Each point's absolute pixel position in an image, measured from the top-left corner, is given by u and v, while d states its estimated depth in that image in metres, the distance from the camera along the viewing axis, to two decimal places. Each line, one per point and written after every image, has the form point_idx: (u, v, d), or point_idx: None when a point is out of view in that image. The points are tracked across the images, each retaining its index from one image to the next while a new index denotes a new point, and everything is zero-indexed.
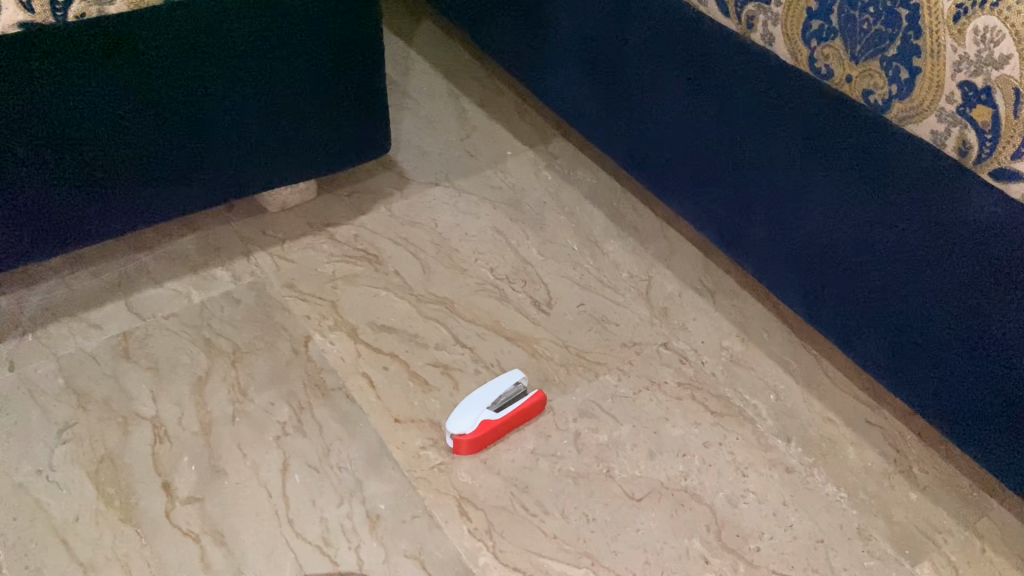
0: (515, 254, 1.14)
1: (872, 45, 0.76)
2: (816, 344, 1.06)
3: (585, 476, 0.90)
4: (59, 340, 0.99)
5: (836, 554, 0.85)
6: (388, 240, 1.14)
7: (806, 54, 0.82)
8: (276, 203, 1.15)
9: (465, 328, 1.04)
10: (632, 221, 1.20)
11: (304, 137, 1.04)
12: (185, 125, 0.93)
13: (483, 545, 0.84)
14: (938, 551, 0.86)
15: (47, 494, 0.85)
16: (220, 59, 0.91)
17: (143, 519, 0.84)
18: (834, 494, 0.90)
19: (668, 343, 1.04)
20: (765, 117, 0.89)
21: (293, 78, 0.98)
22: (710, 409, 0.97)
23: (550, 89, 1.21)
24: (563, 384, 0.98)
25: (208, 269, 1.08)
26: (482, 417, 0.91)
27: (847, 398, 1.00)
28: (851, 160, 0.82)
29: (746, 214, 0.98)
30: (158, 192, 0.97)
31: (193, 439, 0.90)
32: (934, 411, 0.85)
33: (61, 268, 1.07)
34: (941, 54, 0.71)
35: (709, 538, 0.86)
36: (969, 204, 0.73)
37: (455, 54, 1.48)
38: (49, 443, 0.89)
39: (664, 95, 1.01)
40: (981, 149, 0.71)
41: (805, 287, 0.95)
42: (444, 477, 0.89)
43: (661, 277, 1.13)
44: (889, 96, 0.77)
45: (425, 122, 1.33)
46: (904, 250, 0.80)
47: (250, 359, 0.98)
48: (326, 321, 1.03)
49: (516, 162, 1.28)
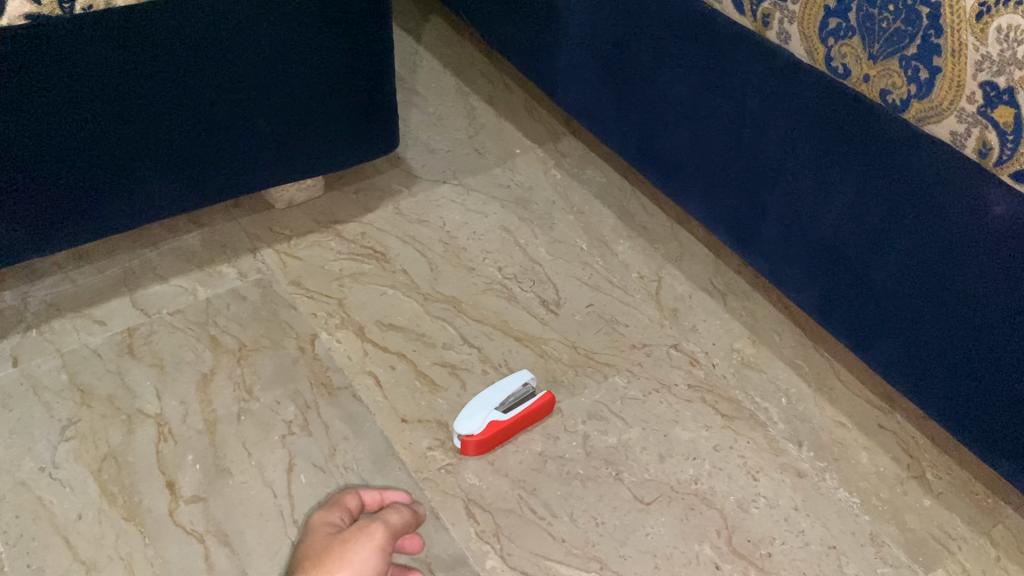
0: (524, 253, 1.13)
1: (891, 43, 0.74)
2: (828, 347, 1.05)
3: (593, 479, 0.88)
4: (63, 335, 0.98)
5: (849, 560, 0.84)
6: (395, 238, 1.13)
7: (823, 52, 0.81)
8: (283, 200, 1.14)
9: (473, 328, 1.03)
10: (641, 221, 1.19)
11: (307, 131, 1.02)
12: (189, 120, 0.92)
13: (490, 548, 0.82)
14: (951, 559, 0.85)
15: (50, 493, 0.84)
16: (227, 54, 0.90)
17: (147, 519, 0.83)
18: (847, 500, 0.89)
19: (678, 345, 1.03)
20: (778, 116, 0.88)
21: (297, 73, 0.96)
22: (721, 412, 0.96)
23: (560, 88, 1.20)
24: (571, 385, 0.97)
25: (214, 266, 1.07)
26: (490, 418, 0.89)
27: (860, 402, 0.99)
28: (865, 160, 0.81)
29: (759, 213, 0.96)
30: (163, 188, 0.96)
31: (197, 438, 0.89)
32: (949, 415, 0.84)
33: (65, 263, 1.06)
34: (963, 53, 0.70)
35: (720, 543, 0.84)
36: (988, 206, 0.71)
37: (464, 51, 1.47)
38: (52, 441, 0.88)
39: (677, 94, 0.99)
40: (1002, 150, 0.70)
41: (819, 288, 0.93)
42: (451, 479, 0.88)
43: (671, 278, 1.11)
44: (907, 96, 0.75)
45: (433, 119, 1.32)
46: (921, 254, 0.79)
47: (255, 357, 0.97)
48: (332, 319, 1.02)
49: (525, 161, 1.27)
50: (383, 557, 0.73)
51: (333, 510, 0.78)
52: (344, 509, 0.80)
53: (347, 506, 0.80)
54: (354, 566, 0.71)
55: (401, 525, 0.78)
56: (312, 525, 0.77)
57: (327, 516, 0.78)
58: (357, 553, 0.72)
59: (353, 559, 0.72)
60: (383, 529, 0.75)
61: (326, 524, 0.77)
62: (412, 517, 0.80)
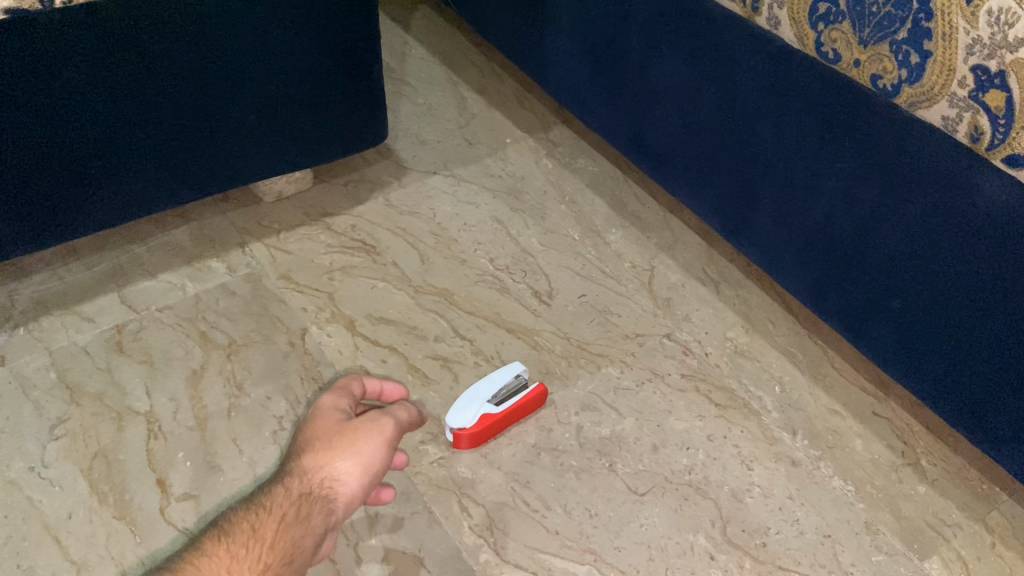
0: (516, 244, 1.12)
1: (881, 28, 0.73)
2: (822, 335, 1.04)
3: (587, 471, 0.88)
4: (52, 333, 0.97)
5: (844, 549, 0.83)
6: (386, 231, 1.12)
7: (813, 37, 0.80)
8: (272, 192, 1.13)
9: (465, 320, 1.02)
10: (634, 210, 1.18)
11: (295, 123, 1.01)
12: (177, 114, 0.91)
13: (484, 541, 0.82)
14: (947, 546, 0.84)
15: (39, 492, 0.84)
16: (213, 47, 0.89)
17: (138, 517, 0.82)
18: (841, 489, 0.88)
19: (671, 334, 1.02)
20: (770, 103, 0.87)
21: (284, 66, 0.95)
22: (714, 402, 0.95)
23: (550, 76, 1.19)
24: (565, 376, 0.97)
25: (203, 260, 1.06)
26: (483, 410, 0.89)
27: (854, 389, 0.98)
28: (858, 148, 0.80)
29: (752, 201, 0.95)
30: (152, 183, 0.96)
31: (188, 435, 0.89)
32: (943, 401, 0.84)
33: (53, 260, 1.05)
34: (953, 37, 0.69)
35: (715, 534, 0.84)
36: (982, 192, 0.71)
37: (454, 40, 1.46)
38: (41, 440, 0.88)
39: (667, 81, 0.98)
40: (994, 135, 0.69)
41: (812, 276, 0.93)
42: (444, 472, 0.87)
43: (664, 267, 1.11)
44: (899, 81, 0.74)
45: (424, 109, 1.31)
46: (914, 241, 0.78)
47: (246, 352, 0.96)
48: (323, 312, 1.01)
49: (516, 150, 1.26)
50: (390, 450, 0.74)
51: (342, 398, 0.79)
52: (350, 396, 0.80)
53: (352, 393, 0.80)
54: (363, 455, 0.72)
55: (408, 423, 0.79)
56: (320, 407, 0.77)
57: (336, 402, 0.78)
58: (368, 443, 0.73)
59: (363, 450, 0.72)
60: (393, 424, 0.76)
61: (334, 409, 0.77)
62: (418, 415, 0.81)
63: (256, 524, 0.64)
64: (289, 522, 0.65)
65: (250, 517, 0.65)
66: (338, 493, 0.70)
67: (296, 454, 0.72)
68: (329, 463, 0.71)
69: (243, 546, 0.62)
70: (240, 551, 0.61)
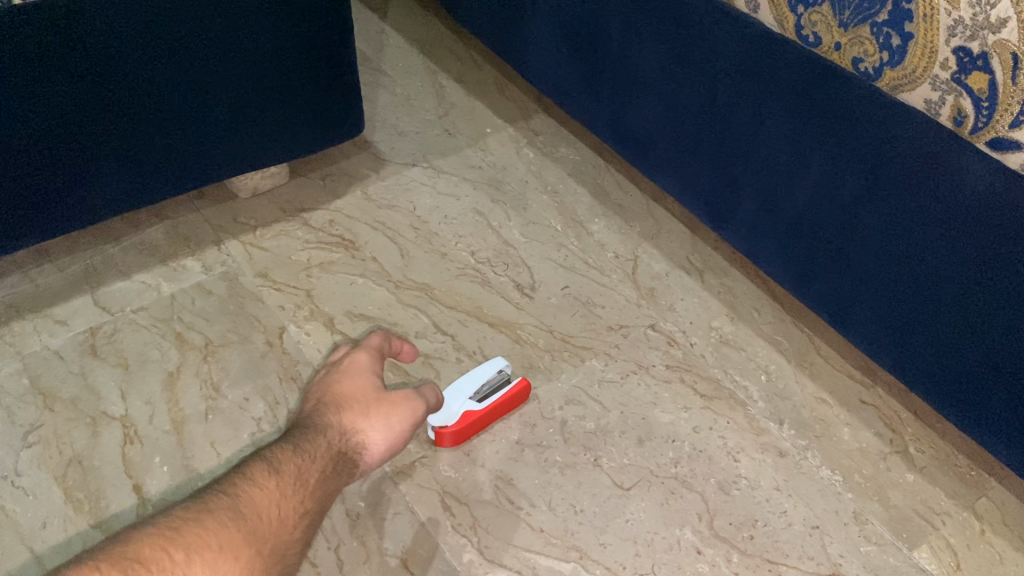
0: (497, 236, 1.10)
1: (862, 9, 0.71)
2: (808, 322, 1.03)
3: (572, 466, 0.87)
4: (23, 338, 0.95)
5: (832, 540, 0.83)
6: (364, 225, 1.09)
7: (793, 20, 0.78)
8: (247, 188, 1.10)
9: (446, 315, 1.00)
10: (617, 199, 1.17)
11: (268, 117, 0.99)
12: (147, 111, 0.89)
13: (468, 541, 0.81)
14: (936, 534, 0.84)
15: (13, 502, 0.82)
16: (183, 42, 0.86)
17: (114, 524, 0.81)
18: (829, 478, 0.87)
19: (656, 325, 1.01)
20: (750, 91, 0.85)
21: (255, 59, 0.93)
22: (700, 393, 0.94)
23: (529, 64, 1.17)
24: (548, 371, 0.95)
25: (178, 259, 1.04)
26: (465, 408, 0.87)
27: (841, 377, 0.97)
28: (839, 135, 0.78)
29: (736, 188, 0.93)
30: (123, 182, 0.93)
31: (165, 439, 0.87)
32: (931, 388, 0.82)
33: (25, 261, 1.03)
34: (934, 18, 0.67)
35: (701, 528, 0.83)
36: (965, 177, 0.69)
37: (431, 28, 1.43)
38: (14, 448, 0.86)
39: (647, 66, 0.96)
40: (977, 117, 0.67)
41: (798, 263, 0.91)
42: (425, 472, 0.86)
43: (648, 256, 1.09)
44: (880, 64, 0.73)
45: (402, 99, 1.28)
46: (898, 230, 0.77)
47: (222, 353, 0.94)
48: (301, 311, 0.99)
49: (496, 140, 1.23)
50: (415, 430, 0.80)
51: (376, 361, 0.83)
52: (380, 358, 0.84)
53: (381, 355, 0.85)
54: (393, 431, 0.77)
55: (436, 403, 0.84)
56: (356, 367, 0.81)
57: (370, 362, 0.82)
58: (401, 421, 0.78)
59: (396, 427, 0.77)
60: (423, 405, 0.81)
61: (368, 370, 0.82)
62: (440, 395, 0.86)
63: (301, 468, 0.68)
64: (326, 476, 0.69)
65: (296, 459, 0.68)
66: (364, 460, 0.75)
67: (332, 408, 0.76)
68: (364, 429, 0.75)
69: (290, 486, 0.66)
70: (290, 490, 0.65)
